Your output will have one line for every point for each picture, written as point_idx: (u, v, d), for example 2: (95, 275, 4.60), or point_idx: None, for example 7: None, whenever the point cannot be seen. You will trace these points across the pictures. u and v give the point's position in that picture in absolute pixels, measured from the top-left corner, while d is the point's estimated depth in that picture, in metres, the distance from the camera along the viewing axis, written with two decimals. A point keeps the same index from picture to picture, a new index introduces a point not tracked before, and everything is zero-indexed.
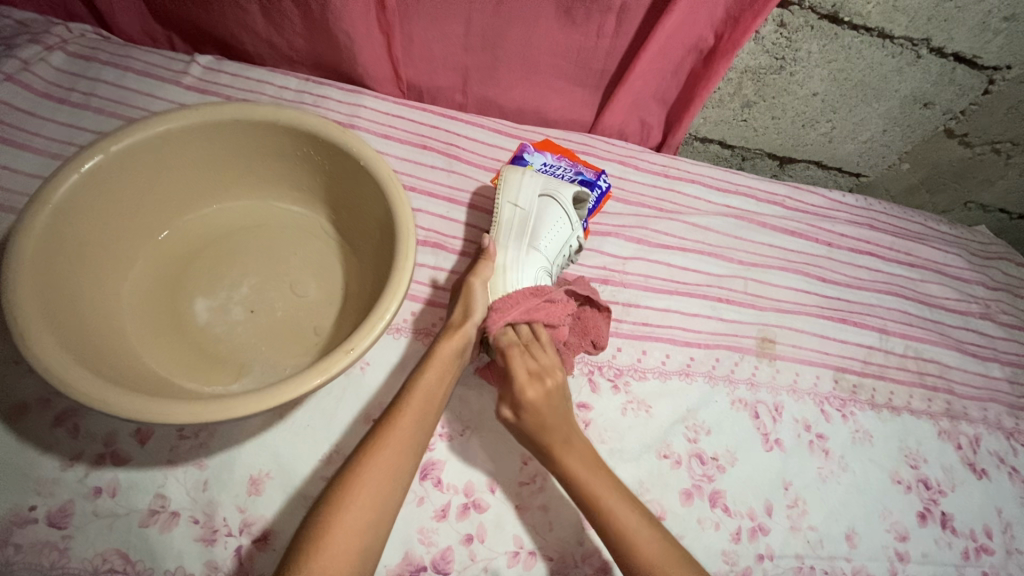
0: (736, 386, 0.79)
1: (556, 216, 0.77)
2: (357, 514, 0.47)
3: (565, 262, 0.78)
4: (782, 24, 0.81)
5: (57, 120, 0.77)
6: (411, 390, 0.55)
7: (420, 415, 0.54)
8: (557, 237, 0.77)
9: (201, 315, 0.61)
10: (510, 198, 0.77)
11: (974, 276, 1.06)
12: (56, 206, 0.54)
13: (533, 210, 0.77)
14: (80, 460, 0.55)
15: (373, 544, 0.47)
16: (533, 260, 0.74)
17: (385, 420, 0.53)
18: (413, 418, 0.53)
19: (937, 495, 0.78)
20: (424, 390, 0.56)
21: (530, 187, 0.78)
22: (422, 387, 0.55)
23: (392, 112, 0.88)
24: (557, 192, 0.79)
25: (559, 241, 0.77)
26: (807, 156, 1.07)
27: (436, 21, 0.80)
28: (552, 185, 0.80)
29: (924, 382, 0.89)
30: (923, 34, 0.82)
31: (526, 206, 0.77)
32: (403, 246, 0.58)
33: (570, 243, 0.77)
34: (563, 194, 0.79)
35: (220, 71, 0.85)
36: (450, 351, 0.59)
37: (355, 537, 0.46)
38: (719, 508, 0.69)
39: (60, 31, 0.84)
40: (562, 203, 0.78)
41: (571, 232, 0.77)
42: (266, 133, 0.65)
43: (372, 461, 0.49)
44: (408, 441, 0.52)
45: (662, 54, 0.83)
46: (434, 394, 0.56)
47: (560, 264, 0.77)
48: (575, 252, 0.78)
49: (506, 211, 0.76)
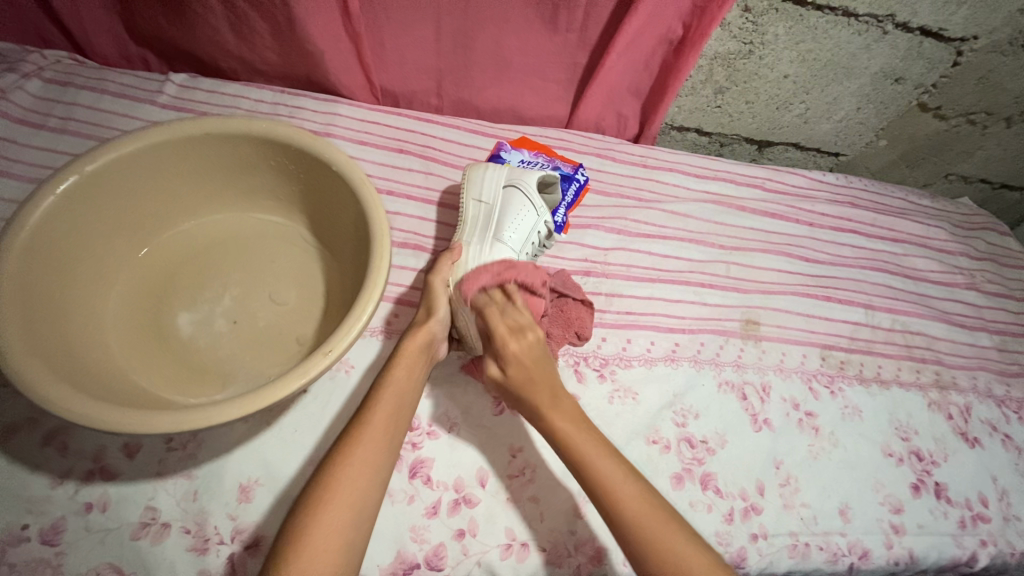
0: (722, 368, 0.79)
1: (521, 204, 0.76)
2: (337, 512, 0.47)
3: (536, 247, 0.79)
4: (746, 8, 0.81)
5: (35, 146, 0.78)
6: (380, 386, 0.56)
7: (395, 410, 0.55)
8: (524, 224, 0.76)
9: (184, 329, 0.62)
10: (474, 195, 0.77)
11: (958, 247, 1.06)
12: (34, 228, 0.54)
13: (497, 203, 0.77)
14: (70, 477, 0.56)
15: (358, 538, 0.48)
16: (500, 252, 0.74)
17: (360, 417, 0.54)
18: (390, 414, 0.54)
19: (930, 466, 0.79)
20: (397, 386, 0.56)
21: (493, 181, 0.78)
22: (392, 383, 0.56)
23: (367, 119, 0.89)
24: (520, 181, 0.78)
25: (525, 229, 0.77)
26: (784, 138, 1.08)
27: (405, 26, 0.81)
28: (519, 173, 0.79)
29: (913, 355, 0.89)
30: (887, 10, 0.83)
31: (491, 199, 0.77)
32: (379, 245, 0.59)
33: (537, 228, 0.78)
34: (527, 182, 0.78)
35: (196, 88, 0.87)
36: (414, 348, 0.60)
37: (343, 530, 0.47)
38: (711, 490, 0.69)
39: (35, 59, 0.85)
40: (526, 190, 0.77)
41: (537, 219, 0.78)
42: (238, 144, 0.65)
43: (352, 458, 0.50)
44: (384, 438, 0.53)
45: (632, 45, 0.84)
46: (406, 389, 0.57)
47: (529, 251, 0.78)
48: (542, 238, 0.79)
49: (470, 208, 0.77)
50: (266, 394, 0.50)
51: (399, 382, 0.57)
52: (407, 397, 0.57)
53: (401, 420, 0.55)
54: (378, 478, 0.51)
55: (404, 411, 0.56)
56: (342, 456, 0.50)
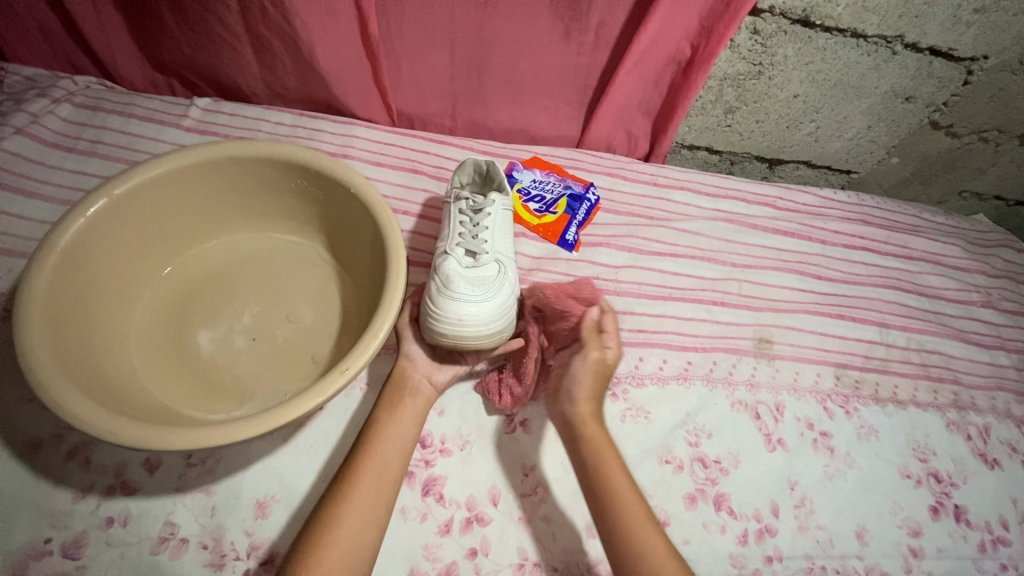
0: (735, 388, 0.79)
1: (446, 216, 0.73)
2: (341, 544, 0.50)
3: (476, 225, 0.69)
4: (755, 31, 0.83)
5: (65, 168, 0.81)
6: (380, 424, 0.59)
7: (386, 449, 0.57)
8: (449, 223, 0.71)
9: (204, 346, 0.64)
10: None
11: (973, 265, 1.05)
12: (64, 248, 0.57)
13: None
14: (92, 492, 0.57)
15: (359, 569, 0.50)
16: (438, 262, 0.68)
17: (354, 456, 0.56)
18: (381, 452, 0.57)
19: (949, 488, 0.77)
20: (391, 425, 0.59)
21: None
22: (381, 424, 0.59)
23: (383, 140, 0.91)
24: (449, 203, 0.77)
25: (451, 225, 0.71)
26: (795, 156, 1.08)
27: (421, 51, 0.84)
28: (450, 184, 0.77)
29: (929, 374, 0.88)
30: (896, 31, 0.84)
31: None
32: (395, 262, 0.61)
33: (461, 213, 0.71)
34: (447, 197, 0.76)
35: (218, 112, 0.90)
36: (395, 389, 0.63)
37: (345, 566, 0.49)
38: (724, 511, 0.69)
39: (67, 85, 0.88)
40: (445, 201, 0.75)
41: (457, 207, 0.72)
42: (259, 167, 0.68)
43: (356, 493, 0.53)
44: (385, 473, 0.55)
45: (641, 67, 0.85)
46: (395, 428, 0.59)
47: (469, 231, 0.69)
48: (479, 213, 0.70)
49: None
50: (279, 414, 0.50)
51: (389, 422, 0.59)
52: (399, 435, 0.59)
53: (394, 456, 0.57)
54: (375, 516, 0.53)
55: (398, 447, 0.58)
56: (336, 499, 0.53)
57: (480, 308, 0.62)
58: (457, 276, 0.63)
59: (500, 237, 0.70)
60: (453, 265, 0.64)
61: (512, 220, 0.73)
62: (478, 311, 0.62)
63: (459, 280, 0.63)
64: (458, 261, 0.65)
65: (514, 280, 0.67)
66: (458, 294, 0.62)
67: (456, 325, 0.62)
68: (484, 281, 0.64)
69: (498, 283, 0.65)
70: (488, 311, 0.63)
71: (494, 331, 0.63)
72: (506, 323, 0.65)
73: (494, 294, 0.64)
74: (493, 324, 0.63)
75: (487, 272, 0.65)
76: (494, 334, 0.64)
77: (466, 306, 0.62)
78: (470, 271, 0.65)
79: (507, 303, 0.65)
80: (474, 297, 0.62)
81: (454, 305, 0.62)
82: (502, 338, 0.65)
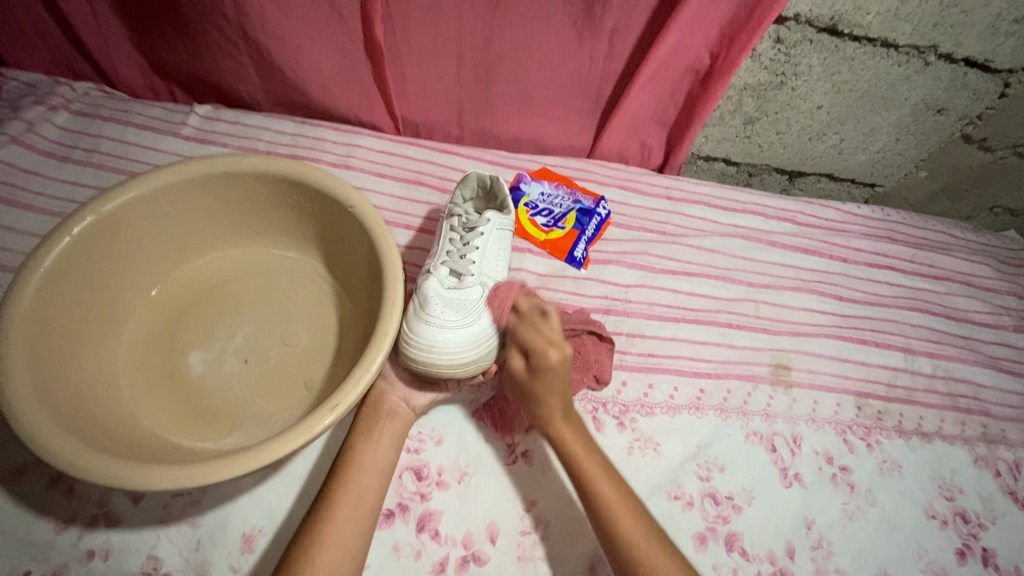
0: (750, 418, 0.75)
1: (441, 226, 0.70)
2: None
3: (466, 240, 0.66)
4: (778, 39, 0.78)
5: (60, 178, 0.79)
6: (357, 455, 0.56)
7: (364, 478, 0.54)
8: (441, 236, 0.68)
9: (195, 368, 0.61)
10: None
11: (1005, 286, 0.99)
12: (48, 269, 0.55)
13: None
14: (74, 522, 0.55)
15: None
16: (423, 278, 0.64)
17: (330, 486, 0.54)
18: (357, 481, 0.54)
19: (977, 530, 0.72)
20: (370, 455, 0.56)
21: None
22: (357, 451, 0.56)
23: (386, 150, 0.88)
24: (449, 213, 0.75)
25: (442, 238, 0.68)
26: (817, 169, 1.03)
27: (427, 58, 0.81)
28: (451, 199, 0.72)
29: (957, 405, 0.83)
30: (929, 41, 0.79)
31: None
32: (390, 292, 0.58)
33: (453, 227, 0.67)
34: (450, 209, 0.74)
35: (218, 120, 0.87)
36: (372, 414, 0.60)
37: None
38: (736, 552, 0.65)
39: (64, 91, 0.87)
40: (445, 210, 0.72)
41: (450, 220, 0.68)
42: (252, 182, 0.66)
43: (333, 531, 0.50)
44: (362, 509, 0.52)
45: (658, 76, 0.81)
46: (372, 455, 0.56)
47: (458, 247, 0.65)
48: (472, 229, 0.67)
49: None
50: (258, 458, 0.47)
51: (365, 449, 0.57)
52: (376, 463, 0.56)
53: (370, 487, 0.54)
54: (350, 555, 0.50)
55: (375, 477, 0.55)
56: (310, 534, 0.50)
57: (454, 335, 0.59)
58: (436, 296, 0.61)
59: (493, 257, 0.67)
60: (433, 284, 0.61)
61: (508, 240, 0.69)
62: (452, 338, 0.59)
63: (436, 301, 0.60)
64: (439, 281, 0.62)
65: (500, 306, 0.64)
66: (433, 317, 0.60)
67: (428, 351, 0.59)
68: (463, 305, 0.61)
69: (478, 308, 0.61)
70: (463, 339, 0.59)
71: (467, 361, 0.60)
72: (482, 354, 0.61)
73: (473, 321, 0.60)
74: (466, 353, 0.60)
75: (469, 296, 0.62)
76: (468, 364, 0.60)
77: (443, 332, 0.59)
78: (450, 293, 0.62)
79: (486, 332, 0.61)
80: (451, 323, 0.59)
81: (431, 331, 0.59)
82: (477, 367, 0.61)
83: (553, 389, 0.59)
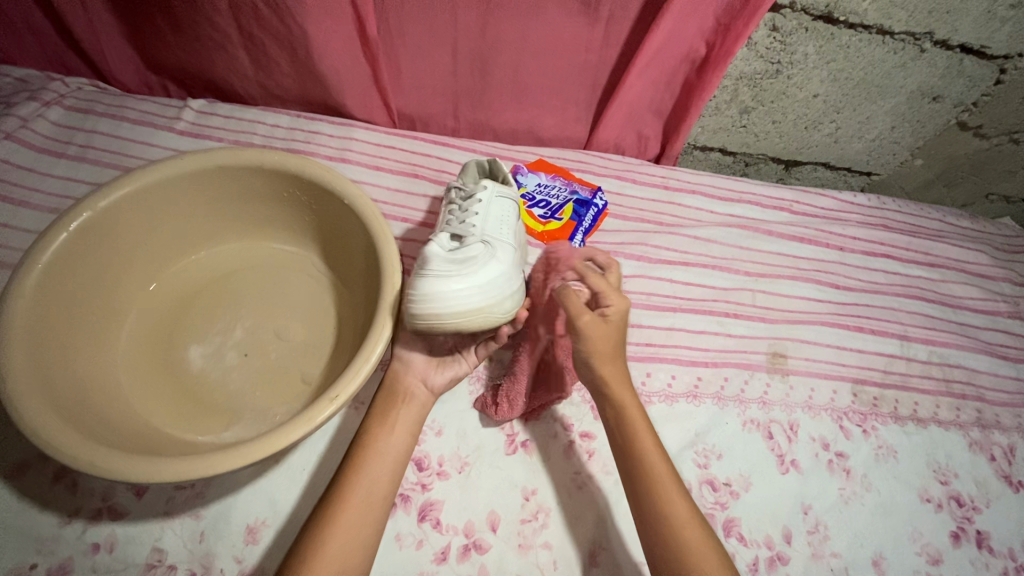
0: (747, 406, 0.76)
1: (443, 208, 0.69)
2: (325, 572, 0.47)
3: (466, 208, 0.64)
4: (774, 28, 0.78)
5: (55, 175, 0.79)
6: (366, 444, 0.56)
7: (377, 467, 0.54)
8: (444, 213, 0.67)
9: (195, 363, 0.61)
10: None
11: (999, 272, 1.00)
12: (47, 264, 0.55)
13: None
14: (78, 516, 0.56)
15: None
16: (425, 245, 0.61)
17: (343, 474, 0.54)
18: (370, 469, 0.54)
19: (971, 512, 0.73)
20: (380, 443, 0.56)
21: None
22: (371, 437, 0.56)
23: (382, 143, 0.88)
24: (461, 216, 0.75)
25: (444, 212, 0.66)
26: (813, 157, 1.03)
27: (422, 49, 0.80)
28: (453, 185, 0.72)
29: (951, 391, 0.84)
30: (925, 28, 0.79)
31: None
32: (388, 284, 0.58)
33: (455, 200, 0.66)
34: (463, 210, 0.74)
35: (213, 114, 0.87)
36: (386, 398, 0.60)
37: None
38: (734, 538, 0.66)
39: (58, 87, 0.86)
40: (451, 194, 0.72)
41: (451, 195, 0.67)
42: (246, 176, 0.66)
43: (340, 522, 0.50)
44: (371, 501, 0.52)
45: (653, 66, 0.81)
46: (385, 442, 0.56)
47: (458, 216, 0.63)
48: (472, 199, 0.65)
49: None
50: (249, 453, 0.48)
51: (379, 436, 0.57)
52: (390, 451, 0.56)
53: (384, 473, 0.54)
54: (362, 547, 0.50)
55: (389, 464, 0.55)
56: (321, 524, 0.50)
57: (458, 283, 0.54)
58: (436, 254, 0.57)
59: (496, 221, 0.64)
60: (433, 246, 0.58)
61: (511, 207, 0.66)
62: (454, 286, 0.54)
63: (436, 258, 0.57)
64: (439, 241, 0.59)
65: (508, 264, 0.60)
66: (432, 271, 0.55)
67: (425, 303, 0.54)
68: (464, 258, 0.57)
69: (481, 261, 0.57)
70: (465, 286, 0.54)
71: (472, 311, 0.54)
72: (487, 305, 0.55)
73: (474, 271, 0.56)
74: (468, 302, 0.54)
75: (470, 250, 0.58)
76: (475, 313, 0.54)
77: (439, 282, 0.54)
78: (452, 251, 0.58)
79: (491, 282, 0.56)
80: (450, 273, 0.55)
81: (429, 283, 0.54)
82: (483, 320, 0.55)
83: (610, 347, 0.57)
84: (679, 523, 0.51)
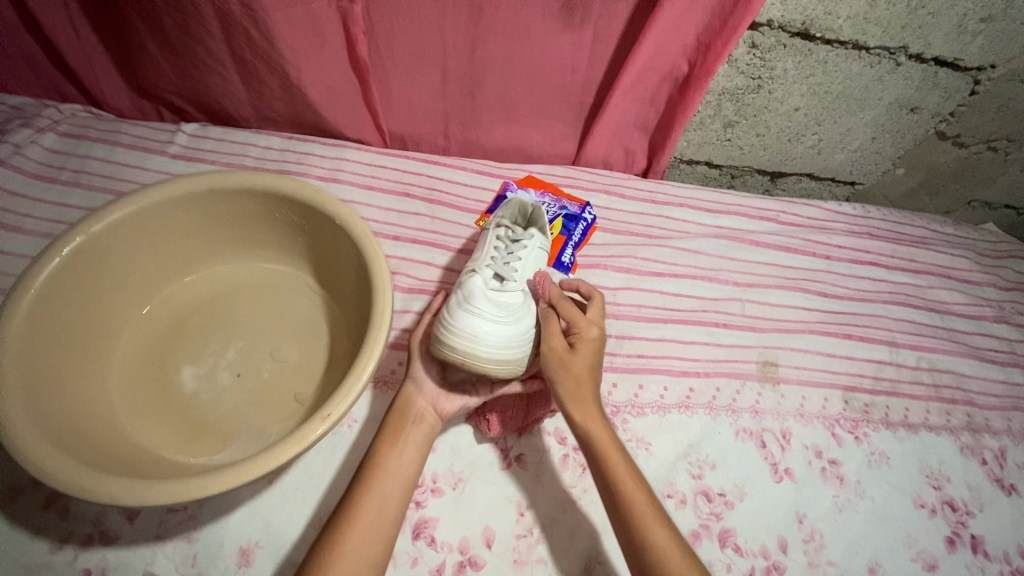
0: (739, 415, 0.76)
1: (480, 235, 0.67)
2: None
3: (509, 251, 0.63)
4: (754, 45, 0.80)
5: (48, 201, 0.79)
6: (376, 465, 0.55)
7: (386, 485, 0.54)
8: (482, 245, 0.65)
9: (188, 385, 0.61)
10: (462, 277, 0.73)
11: (984, 277, 1.02)
12: (41, 288, 0.55)
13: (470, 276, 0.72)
14: (69, 542, 0.55)
15: None
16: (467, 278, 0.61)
17: (351, 495, 0.53)
18: (380, 488, 0.53)
19: (964, 517, 0.74)
20: (389, 465, 0.55)
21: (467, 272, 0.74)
22: (381, 457, 0.56)
23: (374, 163, 0.90)
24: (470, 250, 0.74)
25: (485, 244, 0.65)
26: (797, 169, 1.05)
27: (413, 72, 0.82)
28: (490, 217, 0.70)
29: (941, 395, 0.84)
30: (899, 42, 0.81)
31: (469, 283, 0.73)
32: (380, 300, 0.59)
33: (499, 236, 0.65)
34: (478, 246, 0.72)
35: (205, 137, 0.88)
36: (397, 419, 0.59)
37: None
38: (729, 548, 0.66)
39: (51, 113, 0.87)
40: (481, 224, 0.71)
41: (496, 229, 0.65)
42: (238, 198, 0.67)
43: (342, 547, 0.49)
44: (378, 522, 0.51)
45: (638, 83, 0.83)
46: (395, 463, 0.56)
47: (500, 257, 0.63)
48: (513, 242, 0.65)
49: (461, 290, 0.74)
50: (244, 472, 0.48)
51: (388, 456, 0.56)
52: (400, 470, 0.55)
53: (394, 493, 0.54)
54: (362, 562, 0.49)
55: (396, 485, 0.55)
56: (321, 548, 0.49)
57: (504, 332, 0.57)
58: (483, 296, 0.59)
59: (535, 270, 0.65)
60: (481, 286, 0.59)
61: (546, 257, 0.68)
62: (502, 336, 0.57)
63: (483, 299, 0.58)
64: (486, 285, 0.60)
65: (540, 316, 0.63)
66: (479, 311, 0.57)
67: (472, 346, 0.56)
68: (509, 307, 0.59)
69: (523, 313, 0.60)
70: (509, 336, 0.57)
71: (510, 359, 0.58)
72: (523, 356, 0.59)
73: (518, 321, 0.59)
74: (510, 352, 0.58)
75: (513, 300, 0.60)
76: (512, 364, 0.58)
77: (488, 328, 0.56)
78: (496, 295, 0.60)
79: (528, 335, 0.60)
80: (497, 320, 0.57)
81: (481, 327, 0.56)
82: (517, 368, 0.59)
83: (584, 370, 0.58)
84: (661, 553, 0.50)
